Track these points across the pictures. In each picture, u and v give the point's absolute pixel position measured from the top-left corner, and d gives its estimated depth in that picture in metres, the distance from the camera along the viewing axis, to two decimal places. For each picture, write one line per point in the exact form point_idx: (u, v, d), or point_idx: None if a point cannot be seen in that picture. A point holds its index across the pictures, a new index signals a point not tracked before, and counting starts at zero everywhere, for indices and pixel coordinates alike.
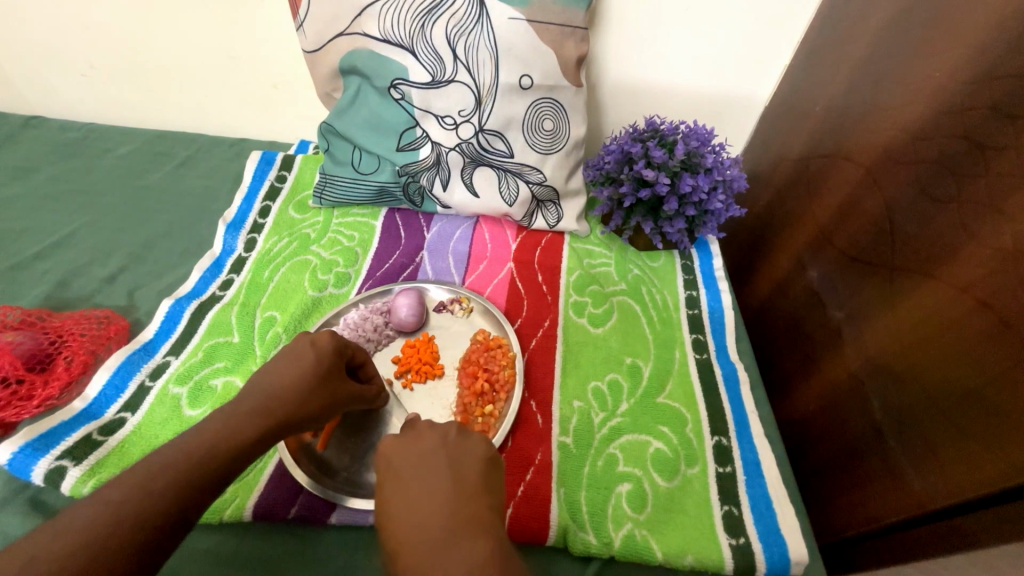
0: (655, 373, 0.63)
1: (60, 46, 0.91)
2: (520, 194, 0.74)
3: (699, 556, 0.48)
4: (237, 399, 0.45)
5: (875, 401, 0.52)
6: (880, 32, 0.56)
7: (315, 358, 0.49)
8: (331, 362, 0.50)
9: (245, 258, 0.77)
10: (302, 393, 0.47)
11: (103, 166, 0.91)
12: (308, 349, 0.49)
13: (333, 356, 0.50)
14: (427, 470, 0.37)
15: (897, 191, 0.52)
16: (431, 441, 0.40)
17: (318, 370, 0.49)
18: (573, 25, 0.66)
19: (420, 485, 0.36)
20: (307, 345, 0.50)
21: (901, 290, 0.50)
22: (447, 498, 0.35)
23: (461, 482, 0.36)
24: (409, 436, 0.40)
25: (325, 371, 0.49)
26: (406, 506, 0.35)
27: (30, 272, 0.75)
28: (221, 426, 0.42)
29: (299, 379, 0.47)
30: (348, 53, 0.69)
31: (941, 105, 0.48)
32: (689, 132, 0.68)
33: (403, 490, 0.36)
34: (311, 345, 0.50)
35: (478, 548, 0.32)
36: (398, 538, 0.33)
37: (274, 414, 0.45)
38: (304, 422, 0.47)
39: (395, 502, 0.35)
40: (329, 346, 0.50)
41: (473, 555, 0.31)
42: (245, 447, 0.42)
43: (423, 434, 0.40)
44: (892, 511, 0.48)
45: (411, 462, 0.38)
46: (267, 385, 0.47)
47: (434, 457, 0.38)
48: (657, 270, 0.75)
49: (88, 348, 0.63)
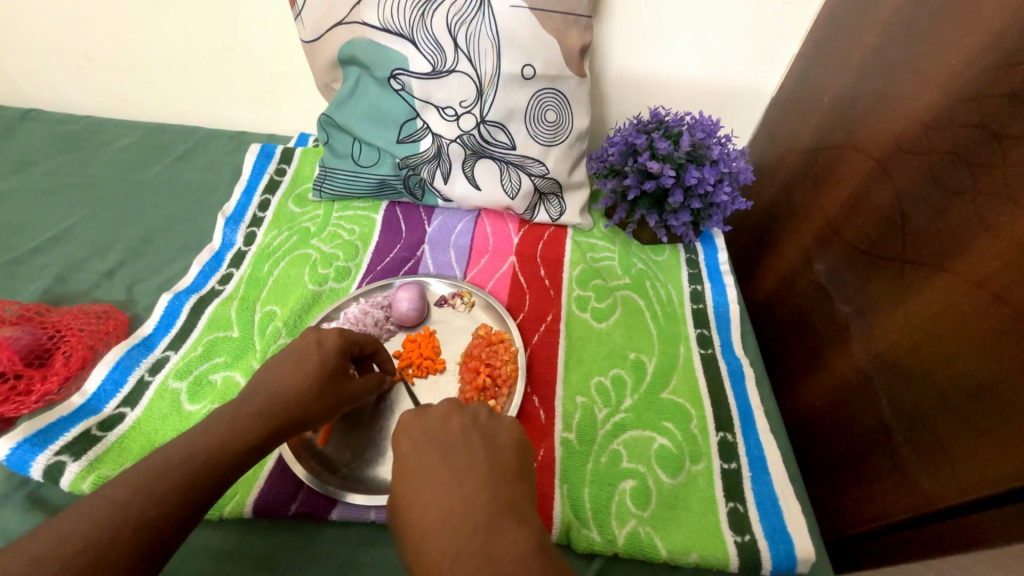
0: (659, 369, 0.62)
1: (55, 37, 0.90)
2: (522, 187, 0.73)
3: (703, 553, 0.48)
4: (241, 399, 0.44)
5: (884, 397, 0.52)
6: (892, 21, 0.55)
7: (319, 359, 0.48)
8: (337, 362, 0.49)
9: (245, 252, 0.76)
10: (306, 393, 0.46)
11: (101, 159, 0.90)
12: (314, 350, 0.48)
13: (338, 355, 0.49)
14: (463, 452, 0.37)
15: (907, 182, 0.51)
16: (462, 423, 0.39)
17: (324, 372, 0.47)
18: (577, 13, 0.64)
19: (452, 461, 0.36)
20: (313, 344, 0.48)
21: (912, 284, 0.49)
22: (484, 481, 0.35)
23: (496, 465, 0.36)
24: (438, 416, 0.40)
25: (330, 372, 0.48)
26: (440, 486, 0.34)
27: (28, 267, 0.74)
28: (225, 427, 0.42)
29: (303, 377, 0.46)
30: (347, 43, 0.68)
31: (955, 94, 0.46)
32: (695, 122, 0.67)
33: (434, 461, 0.36)
34: (316, 346, 0.48)
35: (521, 533, 0.32)
36: (432, 519, 0.33)
37: (279, 413, 0.44)
38: (310, 420, 0.46)
39: (425, 478, 0.35)
40: (334, 345, 0.49)
41: (518, 540, 0.31)
42: (251, 446, 0.42)
43: (453, 415, 0.40)
44: (903, 508, 0.48)
45: (438, 438, 0.38)
46: (272, 384, 0.46)
47: (468, 439, 0.38)
48: (661, 264, 0.74)
49: (87, 343, 0.63)
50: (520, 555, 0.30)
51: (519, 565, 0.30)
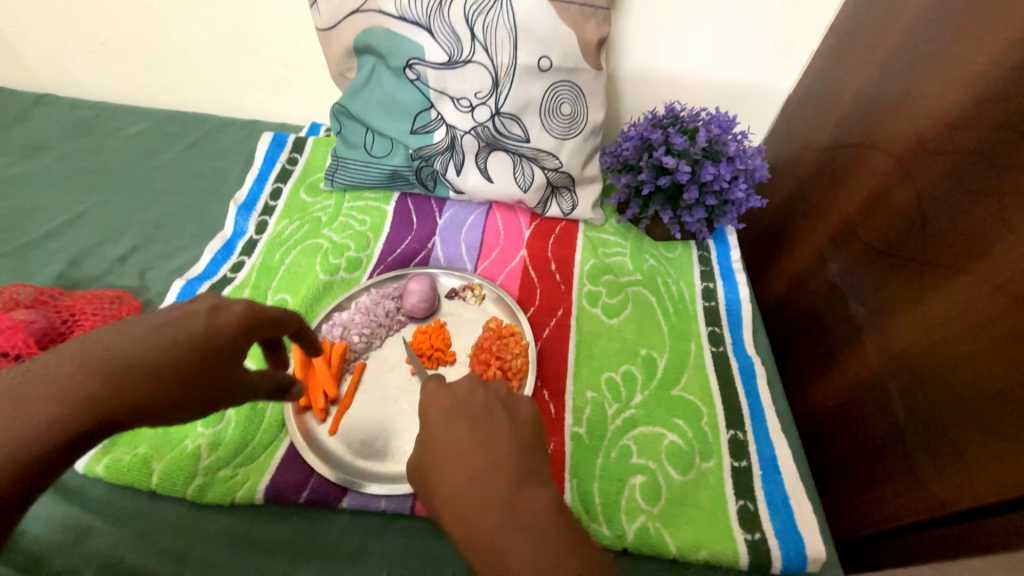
0: (670, 366, 0.61)
1: (71, 23, 0.90)
2: (535, 180, 0.73)
3: (712, 550, 0.48)
4: (79, 352, 0.35)
5: (899, 400, 0.51)
6: (917, 16, 0.54)
7: (206, 328, 0.38)
8: (230, 340, 0.38)
9: (256, 240, 0.76)
10: (172, 366, 0.36)
11: (114, 145, 0.90)
12: (203, 317, 0.38)
13: (235, 330, 0.39)
14: (488, 419, 0.37)
15: (929, 182, 0.51)
16: (485, 395, 0.39)
17: (206, 344, 0.37)
18: (595, 5, 0.64)
19: (479, 429, 0.37)
20: (204, 311, 0.38)
21: (932, 284, 0.49)
22: (509, 446, 0.36)
23: (519, 434, 0.37)
24: (463, 388, 0.40)
25: (218, 347, 0.38)
26: (468, 450, 0.35)
27: (42, 251, 0.75)
28: (39, 398, 0.33)
29: (178, 348, 0.36)
30: (363, 31, 0.67)
31: (982, 92, 0.46)
32: (710, 118, 0.66)
33: (460, 430, 0.36)
34: (207, 314, 0.38)
35: (545, 492, 0.33)
36: (463, 478, 0.34)
37: (126, 386, 0.35)
38: (172, 404, 0.36)
39: (454, 444, 0.36)
40: (230, 317, 0.39)
41: (542, 499, 0.33)
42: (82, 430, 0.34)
43: (477, 389, 0.40)
44: (915, 510, 0.48)
45: (464, 408, 0.38)
46: (135, 342, 0.36)
47: (492, 408, 0.39)
48: (673, 260, 0.74)
49: (100, 327, 0.62)
50: (545, 510, 0.32)
51: (545, 518, 0.32)
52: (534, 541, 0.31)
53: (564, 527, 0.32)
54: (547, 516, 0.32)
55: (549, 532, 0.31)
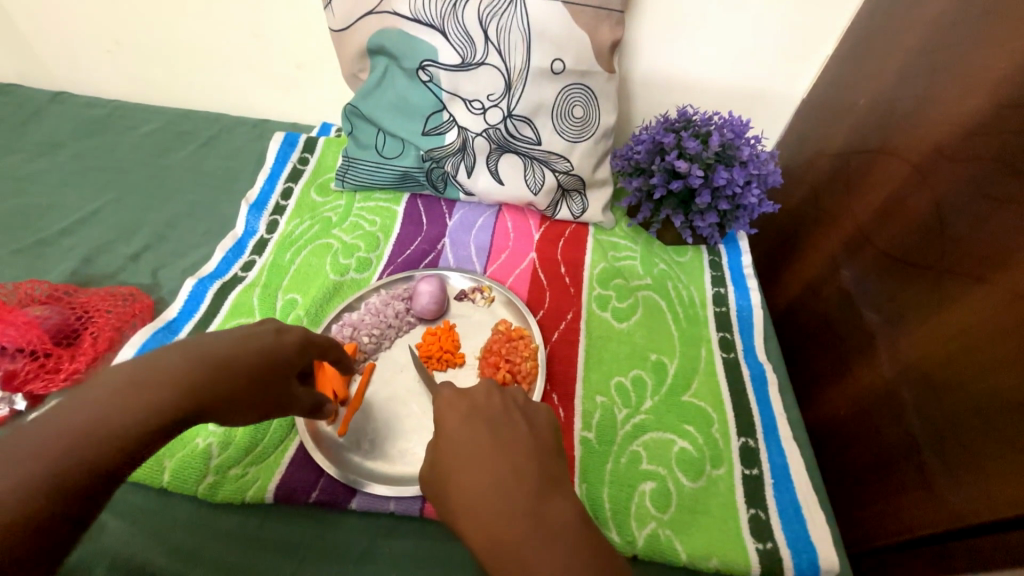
0: (681, 371, 0.61)
1: (87, 23, 0.91)
2: (546, 182, 0.72)
3: (723, 558, 0.47)
4: (162, 357, 0.36)
5: (914, 410, 0.50)
6: (936, 21, 0.53)
7: (273, 346, 0.41)
8: (288, 360, 0.42)
9: (267, 239, 0.76)
10: (239, 378, 0.38)
11: (127, 144, 0.91)
12: (271, 337, 0.42)
13: (295, 350, 0.43)
14: (507, 425, 0.37)
15: (947, 190, 0.50)
16: (503, 400, 0.40)
17: (270, 360, 0.41)
18: (609, 8, 0.64)
19: (498, 434, 0.36)
20: (271, 331, 0.42)
21: (950, 293, 0.48)
22: (529, 454, 0.36)
23: (539, 440, 0.37)
24: (480, 392, 0.40)
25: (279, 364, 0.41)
26: (488, 456, 0.35)
27: (56, 248, 0.75)
28: (140, 397, 0.34)
29: (253, 362, 0.39)
30: (376, 32, 0.67)
31: (1002, 98, 0.45)
32: (723, 123, 0.66)
33: (479, 436, 0.36)
34: (275, 333, 0.42)
35: (566, 503, 0.34)
36: (483, 484, 0.34)
37: (202, 389, 0.36)
38: (234, 413, 0.38)
39: (472, 449, 0.36)
40: (294, 338, 0.43)
41: (565, 510, 0.33)
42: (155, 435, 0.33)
43: (494, 393, 0.40)
44: (930, 522, 0.47)
45: (483, 413, 0.38)
46: (214, 353, 0.38)
47: (510, 414, 0.39)
48: (684, 265, 0.73)
49: (113, 325, 0.64)
50: (569, 523, 0.32)
51: (569, 529, 0.32)
52: (565, 552, 0.31)
53: (587, 540, 0.32)
54: (572, 528, 0.32)
55: (573, 544, 0.31)
